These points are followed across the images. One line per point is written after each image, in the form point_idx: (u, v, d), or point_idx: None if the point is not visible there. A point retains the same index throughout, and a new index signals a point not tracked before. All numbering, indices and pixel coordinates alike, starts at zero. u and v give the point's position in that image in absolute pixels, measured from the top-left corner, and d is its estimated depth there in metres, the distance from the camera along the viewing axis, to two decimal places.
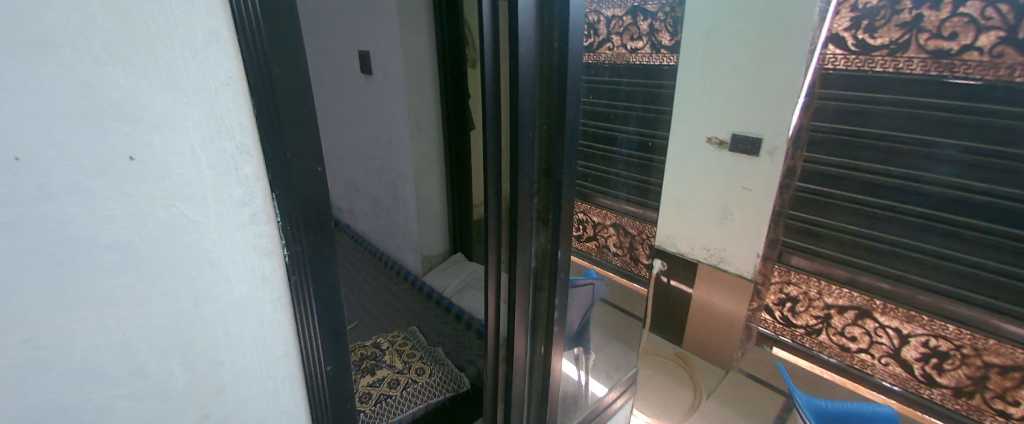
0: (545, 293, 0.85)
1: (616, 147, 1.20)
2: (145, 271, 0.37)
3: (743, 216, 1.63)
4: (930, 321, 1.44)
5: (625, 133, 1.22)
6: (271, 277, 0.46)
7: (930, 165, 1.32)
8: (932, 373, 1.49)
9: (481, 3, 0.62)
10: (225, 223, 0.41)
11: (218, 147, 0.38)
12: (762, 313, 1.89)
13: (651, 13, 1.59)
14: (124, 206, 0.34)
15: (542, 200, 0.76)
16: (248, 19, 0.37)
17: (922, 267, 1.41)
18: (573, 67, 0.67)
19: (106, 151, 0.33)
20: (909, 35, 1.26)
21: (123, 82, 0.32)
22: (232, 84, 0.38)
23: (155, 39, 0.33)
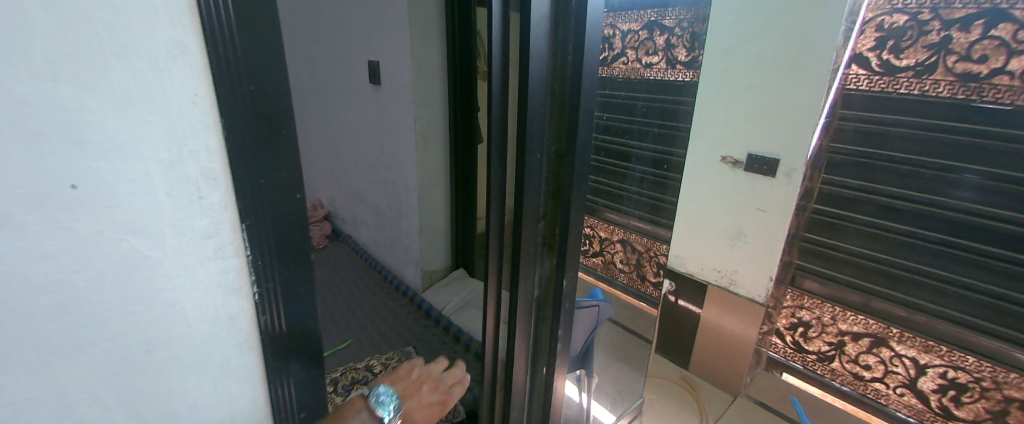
0: (547, 322, 0.79)
1: None
2: (86, 315, 0.32)
3: (755, 239, 1.57)
4: (949, 352, 1.35)
5: None
6: (238, 318, 0.41)
7: (951, 190, 1.25)
8: (949, 406, 1.39)
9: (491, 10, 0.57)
10: (186, 258, 0.36)
11: (181, 175, 0.34)
12: (772, 337, 1.81)
13: (667, 28, 1.60)
14: (63, 241, 0.29)
15: (548, 225, 0.70)
16: (223, 30, 0.33)
17: (946, 298, 1.32)
18: (588, 83, 0.62)
19: (43, 178, 0.28)
20: (936, 57, 1.20)
21: (66, 98, 0.28)
22: (200, 102, 0.33)
23: (109, 49, 0.29)
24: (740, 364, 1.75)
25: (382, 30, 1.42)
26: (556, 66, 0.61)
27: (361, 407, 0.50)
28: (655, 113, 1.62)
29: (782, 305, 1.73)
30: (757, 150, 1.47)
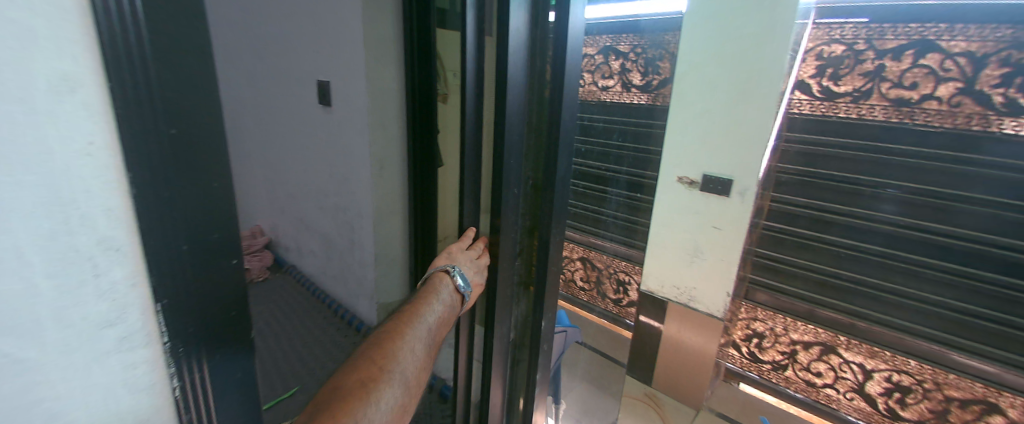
0: (523, 365, 0.73)
1: (609, 187, 1.18)
2: None
3: (713, 256, 1.62)
4: (893, 357, 1.45)
5: (620, 174, 1.18)
6: (142, 401, 0.36)
7: (880, 204, 1.38)
8: (895, 408, 1.51)
9: (465, 34, 0.57)
10: (80, 312, 0.32)
11: (66, 244, 0.30)
12: (728, 348, 1.87)
13: (622, 53, 1.52)
14: None
15: (524, 262, 0.66)
16: (130, 45, 0.29)
17: (882, 306, 1.44)
18: (571, 112, 0.57)
19: None
20: (872, 84, 1.32)
21: None
22: (92, 159, 0.30)
23: None
24: (704, 378, 1.76)
25: (334, 47, 1.32)
26: (532, 96, 0.58)
27: (444, 279, 0.61)
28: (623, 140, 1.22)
29: (737, 317, 1.79)
30: (712, 170, 1.53)
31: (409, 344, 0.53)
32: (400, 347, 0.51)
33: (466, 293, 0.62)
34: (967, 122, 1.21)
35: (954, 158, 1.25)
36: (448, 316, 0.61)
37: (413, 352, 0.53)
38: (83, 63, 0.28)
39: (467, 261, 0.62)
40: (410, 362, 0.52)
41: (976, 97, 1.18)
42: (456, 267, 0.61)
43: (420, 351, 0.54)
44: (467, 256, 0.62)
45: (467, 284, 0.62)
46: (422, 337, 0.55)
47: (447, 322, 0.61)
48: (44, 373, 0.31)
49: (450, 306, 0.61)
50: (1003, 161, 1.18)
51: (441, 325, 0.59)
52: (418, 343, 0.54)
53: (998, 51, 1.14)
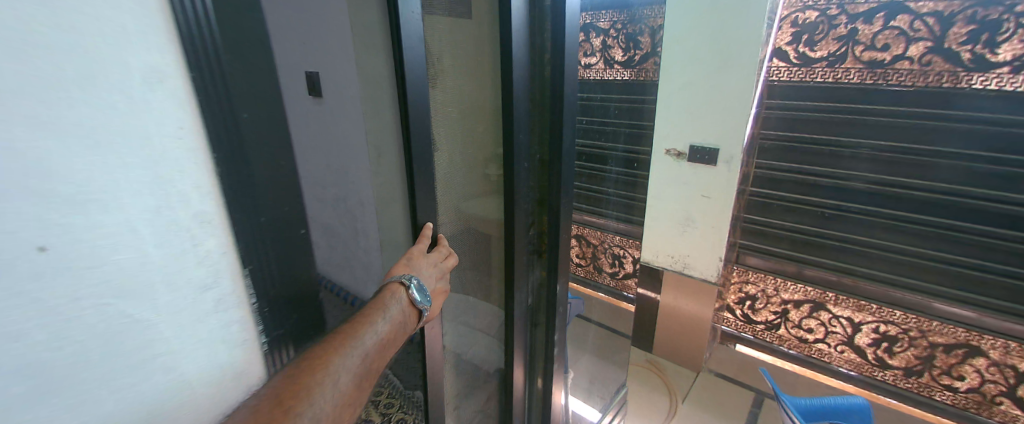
0: (542, 328, 0.80)
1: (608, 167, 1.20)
2: (67, 395, 0.27)
3: (704, 223, 1.70)
4: (879, 309, 1.55)
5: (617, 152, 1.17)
6: (242, 372, 0.37)
7: (855, 164, 1.47)
8: (884, 357, 1.60)
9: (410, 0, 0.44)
10: (183, 316, 0.31)
11: (167, 220, 0.29)
12: (723, 312, 1.96)
13: (602, 30, 1.55)
14: (33, 317, 0.24)
15: (537, 231, 0.71)
16: (201, 37, 0.30)
17: (864, 258, 1.54)
18: (571, 86, 0.63)
19: (7, 243, 0.23)
20: (846, 48, 1.39)
21: (24, 148, 0.22)
22: (184, 136, 0.29)
23: (70, 81, 0.24)
24: (700, 344, 1.91)
25: None
26: (534, 74, 0.62)
27: (402, 291, 0.49)
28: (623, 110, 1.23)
29: (730, 282, 1.88)
30: (697, 141, 1.61)
31: (330, 376, 0.38)
32: (318, 380, 0.37)
33: (423, 308, 0.51)
34: (938, 79, 1.28)
35: (924, 115, 1.33)
36: (398, 335, 0.48)
37: (333, 388, 0.38)
38: (160, 36, 0.27)
39: (430, 269, 0.53)
40: (327, 401, 0.37)
41: (945, 55, 1.25)
42: (413, 275, 0.50)
43: (346, 386, 0.40)
44: (432, 260, 0.54)
45: (426, 298, 0.51)
46: (352, 367, 0.41)
47: (393, 348, 0.47)
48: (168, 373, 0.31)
49: (401, 325, 0.48)
50: (973, 115, 1.26)
51: (384, 351, 0.45)
52: (345, 374, 0.40)
53: (964, 9, 1.21)
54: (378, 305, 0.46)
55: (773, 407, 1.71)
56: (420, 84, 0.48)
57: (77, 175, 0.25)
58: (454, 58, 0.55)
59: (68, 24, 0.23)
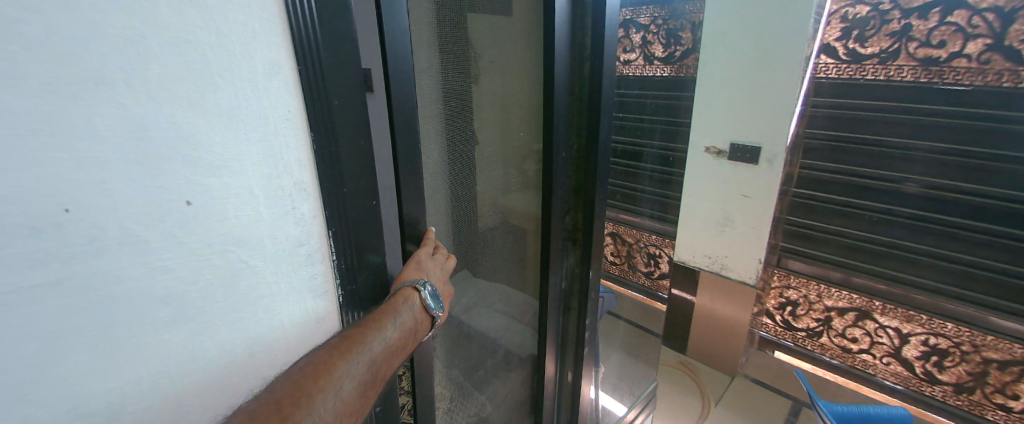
0: (574, 313, 0.84)
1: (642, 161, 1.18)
2: (200, 321, 0.33)
3: (744, 225, 1.69)
4: (929, 320, 1.46)
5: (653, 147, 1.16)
6: (325, 319, 0.43)
7: (909, 166, 1.39)
8: (933, 371, 1.51)
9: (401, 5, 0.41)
10: (281, 266, 0.38)
11: (274, 185, 0.36)
12: (762, 317, 1.91)
13: (642, 25, 1.74)
14: (180, 254, 0.31)
15: (572, 218, 0.75)
16: (310, 34, 0.35)
17: (913, 265, 1.46)
18: (609, 77, 0.66)
19: (164, 195, 0.30)
20: (898, 44, 1.32)
21: (181, 122, 0.30)
22: (291, 117, 0.36)
23: (211, 71, 0.31)
24: (736, 348, 1.87)
25: None
26: (574, 70, 0.66)
27: (414, 297, 0.46)
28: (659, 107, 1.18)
29: (770, 286, 1.83)
30: (738, 139, 1.59)
31: (335, 383, 0.35)
32: (322, 387, 0.34)
33: (435, 315, 0.49)
34: (996, 79, 1.21)
35: (986, 116, 1.25)
36: (406, 344, 0.45)
37: (336, 398, 0.35)
38: (276, 35, 0.34)
39: (437, 269, 0.51)
40: (326, 411, 0.34)
41: (1007, 53, 1.17)
42: (427, 282, 0.48)
43: (349, 396, 0.36)
44: (438, 262, 0.52)
45: (438, 304, 0.49)
46: (357, 374, 0.38)
47: (401, 356, 0.43)
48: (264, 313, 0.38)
49: (411, 333, 0.45)
50: None
51: (393, 358, 0.42)
52: (349, 383, 0.36)
53: None
54: (388, 309, 0.43)
55: (811, 416, 1.65)
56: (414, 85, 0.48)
57: (212, 144, 0.31)
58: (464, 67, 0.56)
59: (216, 27, 0.30)
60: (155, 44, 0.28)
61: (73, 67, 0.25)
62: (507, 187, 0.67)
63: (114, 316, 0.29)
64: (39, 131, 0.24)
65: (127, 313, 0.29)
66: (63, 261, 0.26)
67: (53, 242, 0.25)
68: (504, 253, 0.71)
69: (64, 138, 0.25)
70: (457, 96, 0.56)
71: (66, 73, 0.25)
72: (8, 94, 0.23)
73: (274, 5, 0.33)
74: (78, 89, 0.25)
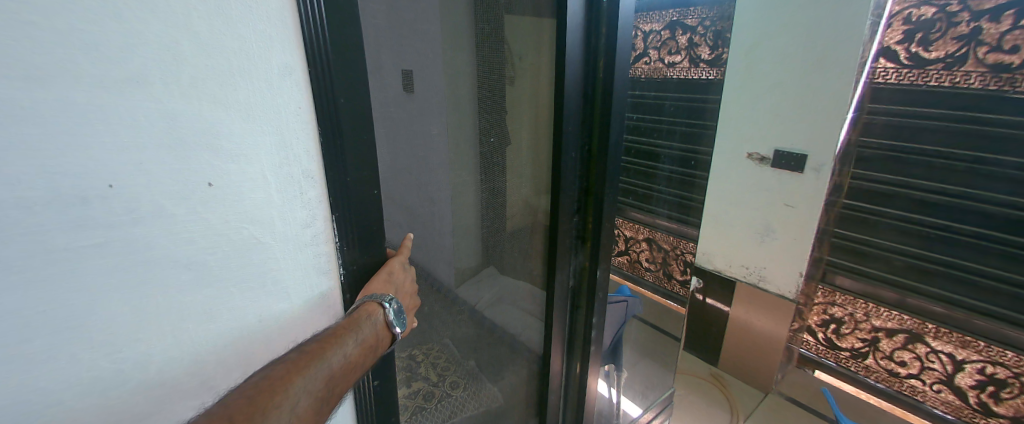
0: (582, 311, 0.84)
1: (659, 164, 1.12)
2: (216, 289, 0.39)
3: (785, 237, 1.60)
4: (987, 347, 1.38)
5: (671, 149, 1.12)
6: (328, 294, 0.48)
7: (979, 182, 1.32)
8: (988, 402, 1.43)
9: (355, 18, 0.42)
10: (290, 245, 0.43)
11: (285, 173, 0.40)
12: (803, 334, 1.85)
13: (690, 26, 1.64)
14: (200, 228, 0.36)
15: (581, 217, 0.77)
16: (317, 39, 0.39)
17: (972, 288, 1.39)
18: (620, 80, 0.67)
19: (188, 178, 0.35)
20: (966, 48, 1.26)
21: (206, 116, 0.35)
22: (301, 113, 0.40)
23: (233, 71, 0.35)
24: (770, 365, 1.79)
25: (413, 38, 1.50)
26: (588, 70, 0.67)
27: (377, 312, 0.46)
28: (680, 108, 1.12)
29: (813, 302, 1.77)
30: (784, 146, 1.53)
31: (288, 400, 0.36)
32: (275, 405, 0.35)
33: (397, 332, 0.48)
34: None
35: None
36: (367, 360, 0.45)
37: (289, 415, 0.35)
38: (290, 42, 0.38)
39: (405, 281, 0.53)
40: None
41: None
42: (392, 298, 0.48)
43: (304, 411, 0.37)
44: (407, 272, 0.53)
45: (401, 320, 0.49)
46: (313, 389, 0.38)
47: (361, 371, 0.44)
48: (270, 287, 0.42)
49: (374, 347, 0.45)
50: None
51: (353, 375, 0.42)
52: (304, 399, 0.37)
53: None
54: (350, 323, 0.44)
55: None
56: (388, 93, 0.49)
57: (228, 134, 0.36)
58: (459, 75, 0.58)
59: (239, 33, 0.35)
60: (187, 50, 0.33)
61: (121, 67, 0.30)
62: (529, 184, 0.72)
63: (141, 276, 0.34)
64: (92, 122, 0.30)
65: (153, 276, 0.35)
66: (109, 226, 0.32)
67: (99, 211, 0.31)
68: (525, 250, 0.76)
69: (109, 126, 0.30)
70: (487, 99, 0.62)
71: (113, 71, 0.30)
72: (69, 90, 0.28)
73: (288, 13, 0.37)
74: (124, 86, 0.30)
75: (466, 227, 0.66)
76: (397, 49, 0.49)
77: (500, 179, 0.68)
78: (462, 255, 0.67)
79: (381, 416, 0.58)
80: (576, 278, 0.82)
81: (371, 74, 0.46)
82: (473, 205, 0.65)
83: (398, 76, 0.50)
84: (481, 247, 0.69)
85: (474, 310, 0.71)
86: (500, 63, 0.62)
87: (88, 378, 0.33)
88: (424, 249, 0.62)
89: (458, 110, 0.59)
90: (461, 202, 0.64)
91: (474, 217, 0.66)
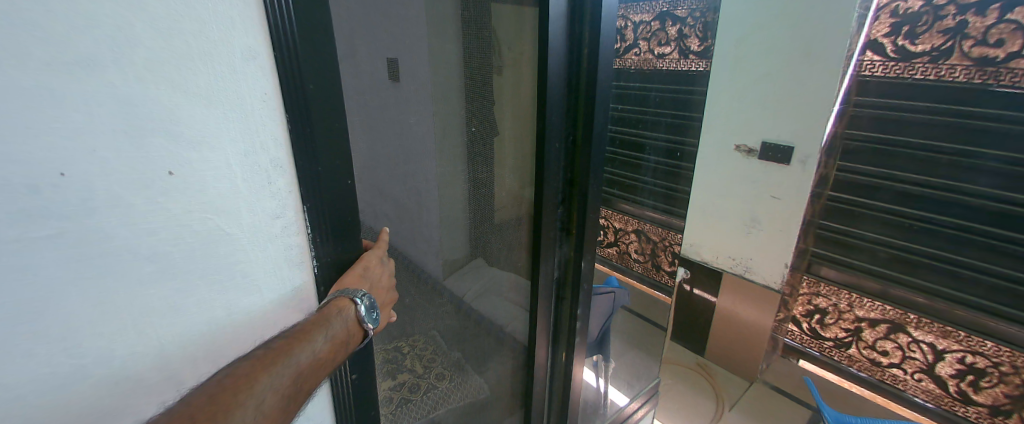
0: (567, 302, 0.84)
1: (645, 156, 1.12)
2: (181, 281, 0.37)
3: (771, 227, 1.61)
4: (967, 337, 1.42)
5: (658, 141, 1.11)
6: (301, 286, 0.47)
7: (963, 175, 1.34)
8: (967, 391, 1.47)
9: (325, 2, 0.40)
10: (259, 235, 0.42)
11: (252, 162, 0.39)
12: (789, 324, 1.88)
13: (679, 18, 1.70)
14: (161, 218, 0.35)
15: (565, 209, 0.76)
16: (284, 24, 0.38)
17: (950, 278, 1.42)
18: (605, 70, 0.66)
19: (147, 166, 0.33)
20: (952, 42, 1.27)
21: (164, 100, 0.33)
22: (267, 99, 0.39)
23: (193, 53, 0.34)
24: (755, 354, 1.82)
25: None
26: (572, 61, 0.66)
27: (348, 308, 0.46)
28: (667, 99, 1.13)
29: (798, 292, 1.79)
30: (771, 138, 1.53)
31: (253, 399, 0.35)
32: (237, 403, 0.34)
33: (369, 328, 0.48)
34: None
35: None
36: (338, 356, 0.44)
37: (254, 413, 0.35)
38: (254, 24, 0.36)
39: (381, 275, 0.52)
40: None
41: None
42: (364, 293, 0.47)
43: (270, 409, 0.36)
44: (383, 267, 0.53)
45: (374, 316, 0.48)
46: (279, 387, 0.37)
47: (332, 367, 0.43)
48: (238, 280, 0.41)
49: (344, 344, 0.45)
50: None
51: (323, 371, 0.41)
52: (271, 396, 0.36)
53: None
54: (320, 319, 0.43)
55: None
56: (364, 83, 0.48)
57: (188, 120, 0.34)
58: (442, 63, 0.56)
59: (199, 14, 0.33)
60: (142, 31, 0.31)
61: (69, 49, 0.28)
62: (515, 176, 0.71)
63: (98, 269, 0.33)
64: (40, 106, 0.28)
65: (111, 269, 0.33)
66: (61, 217, 0.30)
67: (51, 202, 0.29)
68: (511, 241, 0.75)
69: (56, 109, 0.28)
70: (471, 88, 0.61)
71: (60, 53, 0.28)
72: (13, 72, 0.27)
73: None
74: (72, 68, 0.29)
75: (456, 219, 0.66)
76: (378, 37, 0.48)
77: (486, 170, 0.67)
78: (450, 248, 0.66)
79: (361, 409, 0.58)
80: (561, 270, 0.82)
81: (343, 62, 0.45)
82: (462, 196, 0.65)
83: (382, 65, 0.50)
84: (469, 240, 0.69)
85: (462, 302, 0.71)
86: (484, 51, 0.61)
87: (43, 374, 0.32)
88: (411, 241, 0.61)
89: (446, 100, 0.58)
90: (444, 193, 0.62)
91: (463, 209, 0.66)
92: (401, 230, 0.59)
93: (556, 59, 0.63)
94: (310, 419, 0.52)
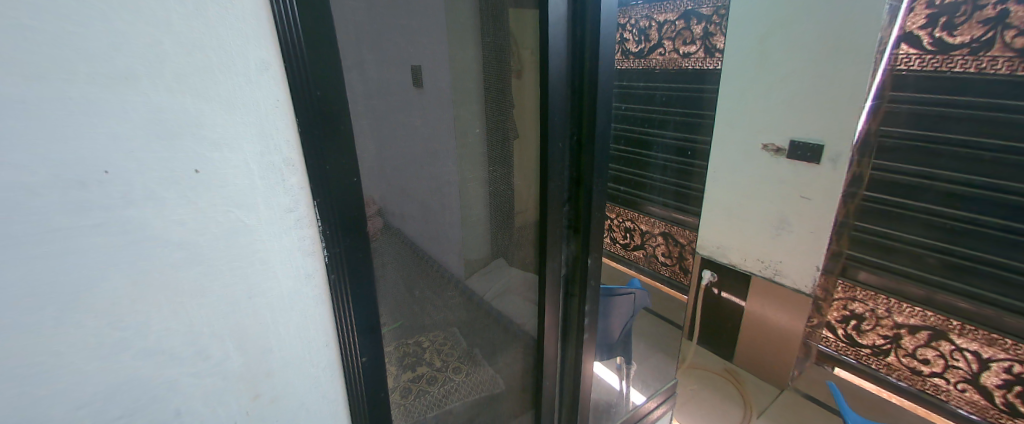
0: (575, 298, 0.86)
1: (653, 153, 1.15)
2: (206, 265, 0.42)
3: (801, 228, 1.55)
4: (1015, 346, 1.31)
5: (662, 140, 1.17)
6: (313, 275, 0.51)
7: (1012, 172, 1.23)
8: (1015, 402, 1.36)
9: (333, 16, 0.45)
10: (273, 227, 0.46)
11: (269, 161, 0.43)
12: (823, 330, 1.78)
13: (704, 16, 1.59)
14: (189, 210, 0.40)
15: (571, 207, 0.78)
16: (291, 37, 0.42)
17: (1000, 284, 1.31)
18: (604, 72, 0.69)
19: (178, 165, 0.38)
20: (993, 33, 1.19)
21: (188, 105, 0.38)
22: (279, 106, 0.43)
23: (214, 65, 0.38)
24: (786, 360, 1.76)
25: None
26: (574, 63, 0.68)
27: None
28: (672, 100, 1.28)
29: (833, 297, 1.69)
30: (800, 136, 1.48)
31: None
32: None
33: None
34: None
35: None
36: None
37: None
38: (263, 37, 0.40)
39: None
40: None
41: None
42: None
43: None
44: None
45: None
46: None
47: None
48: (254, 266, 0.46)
49: None
50: None
51: None
52: None
53: None
54: None
55: None
56: (372, 92, 0.51)
57: (206, 123, 0.39)
58: (445, 65, 0.59)
59: (217, 31, 0.38)
60: (169, 48, 0.36)
61: (109, 65, 0.33)
62: (521, 176, 0.72)
63: (135, 255, 0.38)
64: (86, 114, 0.33)
65: (147, 256, 0.38)
66: (106, 211, 0.35)
67: (99, 197, 0.35)
68: (519, 239, 0.76)
69: (102, 118, 0.34)
70: (474, 91, 0.63)
71: (101, 70, 0.33)
72: (65, 86, 0.32)
73: (262, 11, 0.40)
74: (113, 81, 0.34)
75: (469, 217, 0.69)
76: (387, 49, 0.51)
77: (499, 171, 0.69)
78: (460, 243, 0.69)
79: (373, 392, 0.61)
80: (568, 267, 0.83)
81: (352, 70, 0.48)
82: (472, 195, 0.68)
83: (401, 74, 0.54)
84: (485, 238, 0.72)
85: (477, 299, 0.74)
86: (487, 54, 0.63)
87: (90, 344, 0.37)
88: (427, 241, 0.64)
89: (455, 103, 0.61)
90: (452, 193, 0.65)
91: (474, 208, 0.69)
92: (419, 229, 0.62)
93: (557, 61, 0.66)
94: (325, 397, 0.57)
